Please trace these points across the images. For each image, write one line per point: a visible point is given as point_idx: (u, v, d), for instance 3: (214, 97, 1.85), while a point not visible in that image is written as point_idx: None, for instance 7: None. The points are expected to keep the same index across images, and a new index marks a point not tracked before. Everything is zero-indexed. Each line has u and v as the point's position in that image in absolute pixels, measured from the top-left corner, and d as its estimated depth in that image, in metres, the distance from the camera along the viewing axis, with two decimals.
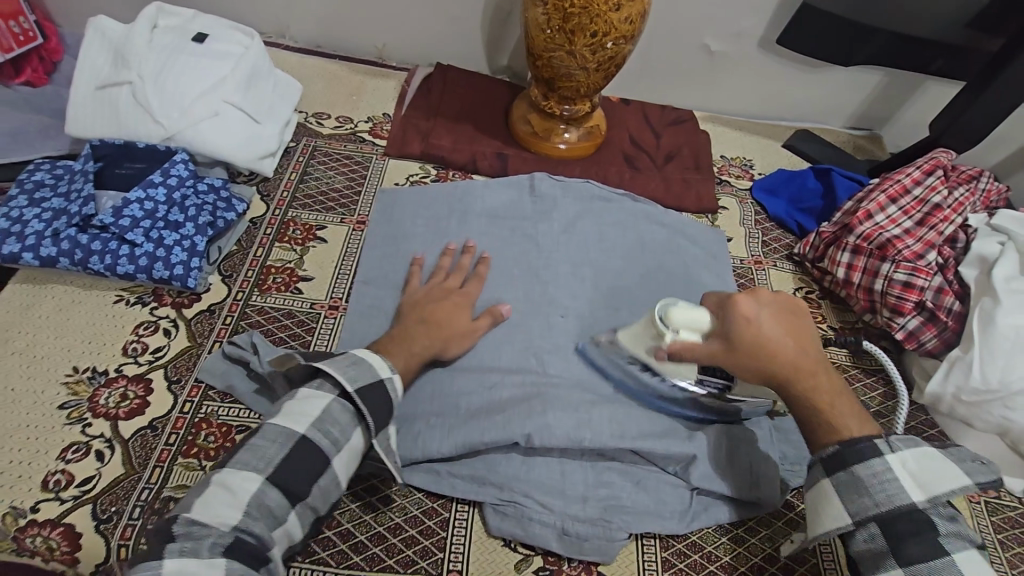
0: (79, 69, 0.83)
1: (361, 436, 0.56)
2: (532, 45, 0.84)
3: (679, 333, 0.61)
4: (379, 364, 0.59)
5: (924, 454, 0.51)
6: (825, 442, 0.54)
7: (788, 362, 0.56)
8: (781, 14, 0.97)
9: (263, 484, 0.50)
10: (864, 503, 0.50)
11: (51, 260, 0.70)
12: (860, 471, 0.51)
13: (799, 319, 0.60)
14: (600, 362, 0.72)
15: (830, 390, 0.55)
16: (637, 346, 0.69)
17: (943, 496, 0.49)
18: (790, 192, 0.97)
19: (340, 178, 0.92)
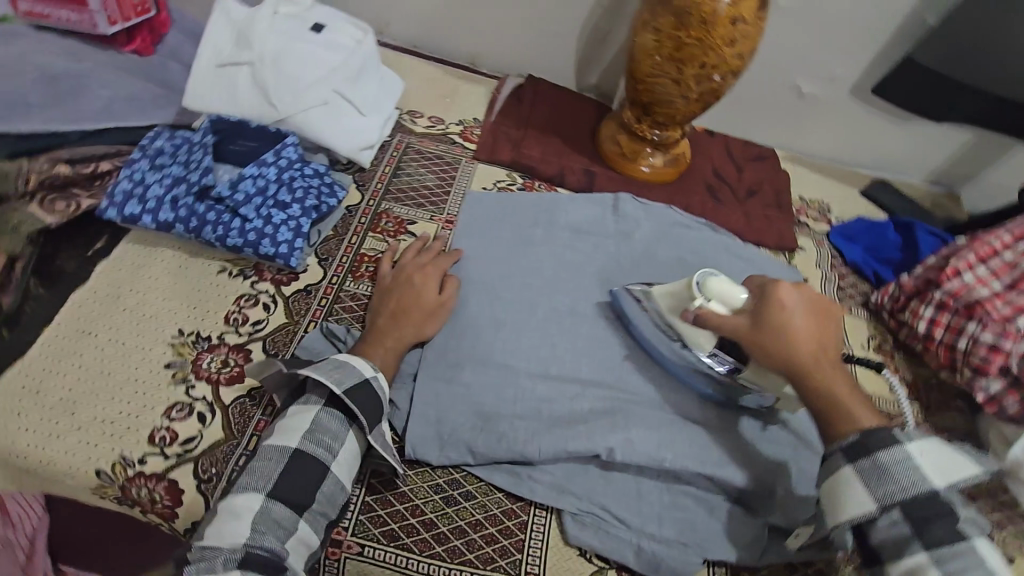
0: (203, 45, 0.86)
1: (355, 438, 0.60)
2: (636, 70, 0.85)
3: (710, 303, 0.65)
4: (361, 365, 0.61)
5: (942, 446, 0.53)
6: (843, 432, 0.55)
7: (805, 349, 0.58)
8: (878, 65, 0.98)
9: (264, 499, 0.54)
10: (887, 488, 0.51)
11: (167, 225, 0.73)
12: (885, 459, 0.52)
13: (831, 317, 0.62)
14: (628, 306, 0.77)
15: (848, 388, 0.57)
16: (668, 303, 0.72)
17: (959, 482, 0.51)
18: (868, 240, 0.98)
19: (431, 176, 0.94)
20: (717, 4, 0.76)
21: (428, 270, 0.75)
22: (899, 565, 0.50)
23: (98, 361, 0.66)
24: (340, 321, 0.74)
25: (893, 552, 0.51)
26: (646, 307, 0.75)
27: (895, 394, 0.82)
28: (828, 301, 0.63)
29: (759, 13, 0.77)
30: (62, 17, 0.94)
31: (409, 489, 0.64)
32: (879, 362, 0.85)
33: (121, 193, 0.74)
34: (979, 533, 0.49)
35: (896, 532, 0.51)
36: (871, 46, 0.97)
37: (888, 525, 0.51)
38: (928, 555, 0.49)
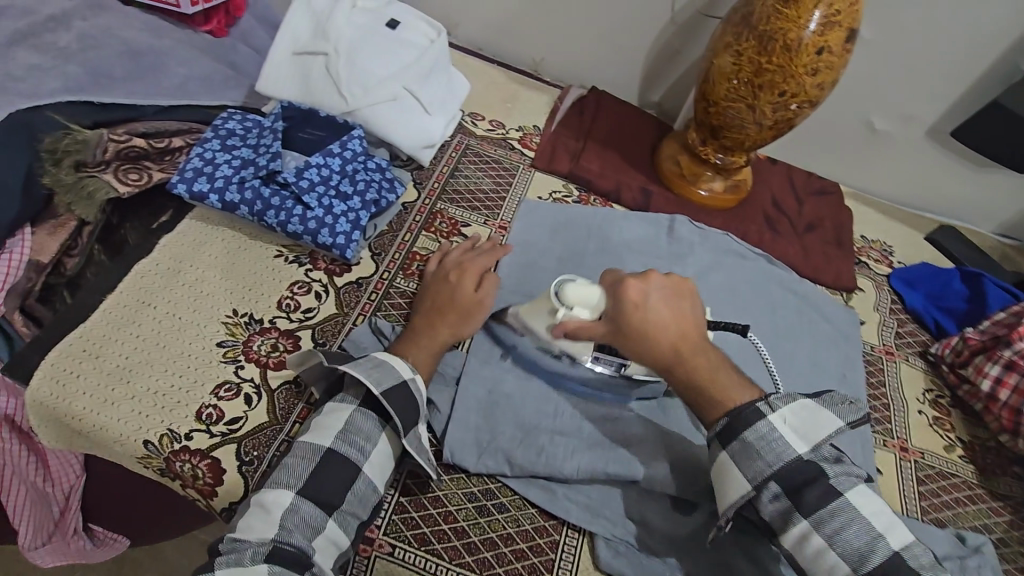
0: (282, 32, 0.88)
1: (388, 439, 0.59)
2: (709, 92, 0.84)
3: (573, 312, 0.67)
4: (399, 366, 0.61)
5: (797, 407, 0.58)
6: (715, 417, 0.59)
7: (665, 345, 0.61)
8: (960, 107, 0.95)
9: (295, 496, 0.53)
10: (758, 467, 0.56)
11: (232, 205, 0.74)
12: (750, 437, 0.57)
13: (687, 302, 0.65)
14: (500, 330, 0.73)
15: (715, 371, 0.61)
16: (534, 320, 0.71)
17: (822, 443, 0.57)
18: (930, 287, 0.94)
19: (487, 180, 0.93)
20: (805, 32, 0.74)
21: (476, 270, 0.73)
22: (789, 535, 0.55)
23: (155, 332, 0.67)
24: (388, 318, 0.74)
25: (781, 525, 0.55)
26: (514, 329, 0.73)
27: (949, 452, 0.79)
28: (677, 283, 0.66)
29: (847, 45, 0.76)
30: None
31: (443, 494, 0.63)
32: (934, 417, 0.82)
33: (191, 170, 0.75)
34: (847, 486, 0.55)
35: (780, 504, 0.56)
36: (954, 89, 0.94)
37: (771, 499, 0.56)
38: (809, 520, 0.54)
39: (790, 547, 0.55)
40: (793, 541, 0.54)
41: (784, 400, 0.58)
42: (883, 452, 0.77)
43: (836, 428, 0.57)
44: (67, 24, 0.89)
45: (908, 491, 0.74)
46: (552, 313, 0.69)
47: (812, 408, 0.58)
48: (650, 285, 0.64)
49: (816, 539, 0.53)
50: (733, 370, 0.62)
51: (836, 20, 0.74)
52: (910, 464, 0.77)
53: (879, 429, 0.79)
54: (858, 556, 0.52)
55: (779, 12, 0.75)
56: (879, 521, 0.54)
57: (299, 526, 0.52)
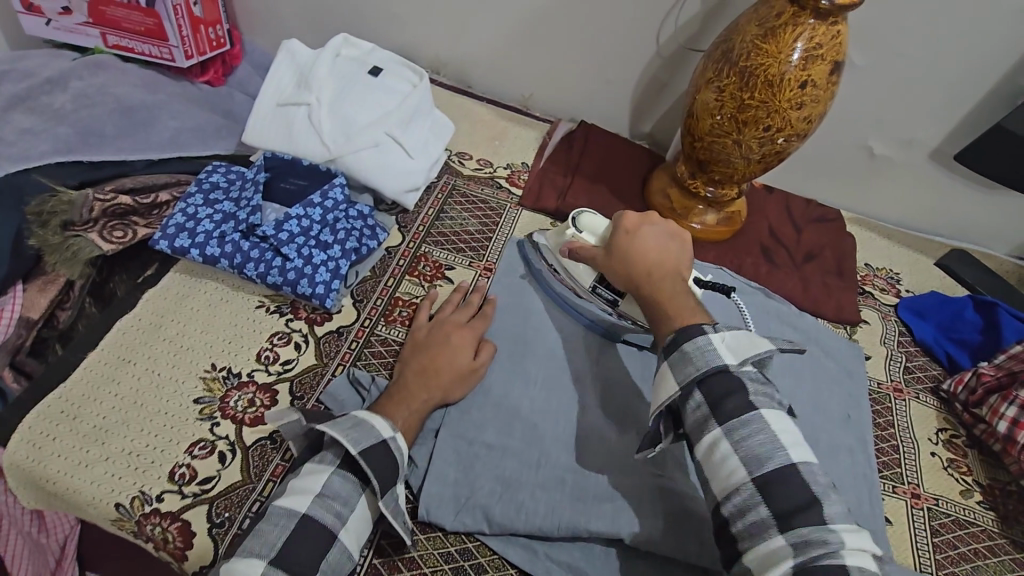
0: (267, 85, 0.90)
1: (366, 503, 0.58)
2: (693, 126, 0.82)
3: (581, 234, 0.77)
4: (381, 424, 0.59)
5: (737, 330, 0.56)
6: (665, 330, 0.60)
7: (639, 262, 0.65)
8: (964, 130, 0.91)
9: (267, 567, 0.51)
10: (688, 372, 0.54)
11: (213, 259, 0.75)
12: (688, 348, 0.55)
13: (677, 238, 0.68)
14: (531, 256, 0.85)
15: (673, 292, 0.62)
16: (555, 242, 0.82)
17: (750, 360, 0.55)
18: (941, 317, 0.89)
19: (473, 221, 0.92)
20: (786, 66, 0.72)
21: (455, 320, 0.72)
22: (703, 445, 0.53)
23: (133, 391, 0.67)
24: (368, 367, 0.73)
25: (696, 431, 0.53)
26: (542, 254, 0.84)
27: (966, 498, 0.74)
28: (679, 229, 0.70)
29: (832, 78, 0.73)
30: (145, 51, 1.00)
31: (418, 555, 0.61)
32: (948, 459, 0.77)
33: (173, 226, 0.76)
34: (763, 404, 0.53)
35: (701, 413, 0.54)
36: (957, 112, 0.90)
37: (694, 409, 0.54)
38: (721, 428, 0.52)
39: (701, 456, 0.53)
40: (703, 451, 0.53)
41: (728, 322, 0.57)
42: (893, 499, 0.72)
43: (767, 351, 0.55)
44: (64, 85, 0.93)
45: (921, 542, 0.69)
46: (565, 234, 0.80)
47: (751, 334, 0.56)
48: (649, 222, 0.69)
49: (725, 447, 0.51)
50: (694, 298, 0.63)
51: (818, 53, 0.71)
52: (923, 511, 0.72)
53: (887, 473, 0.75)
54: (757, 463, 0.50)
55: (759, 47, 0.73)
56: (785, 436, 0.51)
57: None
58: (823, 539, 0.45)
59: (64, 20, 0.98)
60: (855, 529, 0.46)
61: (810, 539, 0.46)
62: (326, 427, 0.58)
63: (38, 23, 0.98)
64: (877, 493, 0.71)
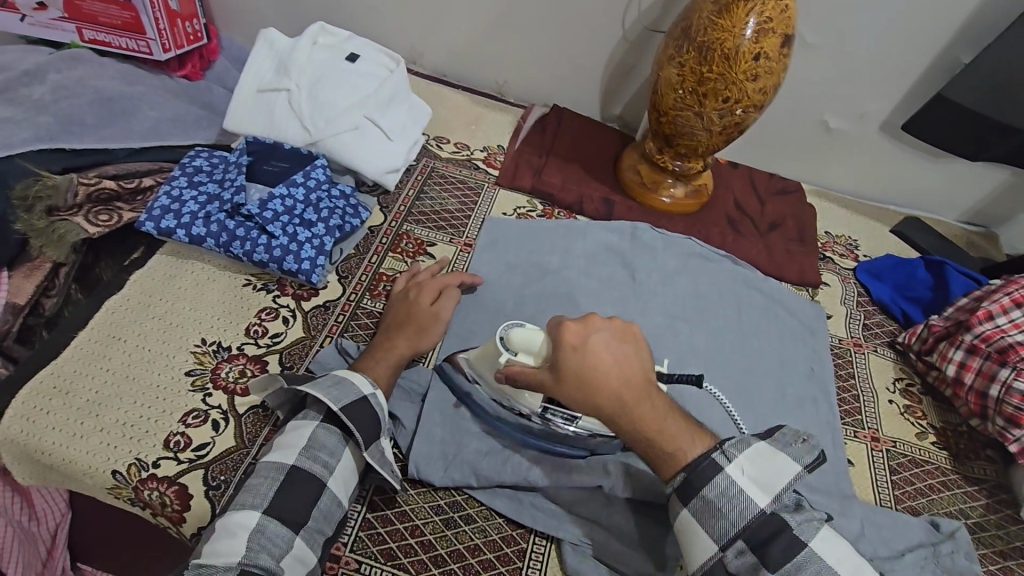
0: (246, 73, 0.92)
1: (352, 453, 0.60)
2: (659, 102, 0.86)
3: (517, 358, 0.62)
4: (360, 381, 0.62)
5: (756, 458, 0.56)
6: (671, 471, 0.56)
7: (611, 394, 0.55)
8: (908, 102, 0.97)
9: (261, 516, 0.53)
10: (722, 526, 0.54)
11: (199, 238, 0.77)
12: (711, 495, 0.54)
13: (627, 342, 0.59)
14: (459, 381, 0.71)
15: (663, 420, 0.56)
16: (485, 369, 0.67)
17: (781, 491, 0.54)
18: (896, 278, 0.95)
19: (453, 201, 0.95)
20: (740, 40, 0.77)
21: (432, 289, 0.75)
22: None
23: (125, 366, 0.69)
24: (355, 338, 0.76)
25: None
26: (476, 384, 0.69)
27: (922, 440, 0.79)
28: (625, 326, 0.60)
29: (783, 50, 0.78)
30: (122, 45, 1.01)
31: (409, 509, 0.64)
32: (905, 405, 0.82)
33: (159, 208, 0.78)
34: (812, 535, 0.53)
35: (747, 560, 0.53)
36: (902, 85, 0.96)
37: (737, 557, 0.53)
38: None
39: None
40: None
41: (745, 452, 0.56)
42: (855, 443, 0.77)
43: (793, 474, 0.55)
44: (42, 78, 0.94)
45: (881, 482, 0.74)
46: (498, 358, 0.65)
47: (771, 456, 0.56)
48: (593, 330, 0.58)
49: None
50: (674, 411, 0.58)
51: (769, 27, 0.76)
52: (882, 453, 0.77)
53: (849, 420, 0.80)
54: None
55: (715, 23, 0.77)
56: (844, 568, 0.51)
57: (264, 547, 0.52)
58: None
59: (38, 15, 0.98)
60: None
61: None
62: (308, 387, 0.61)
63: (12, 19, 0.97)
64: (840, 439, 0.76)
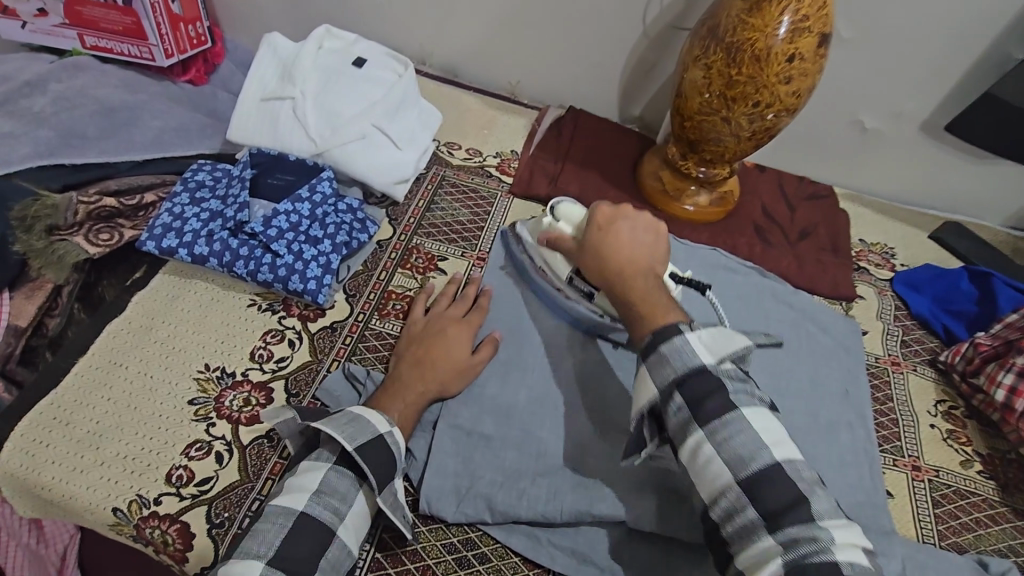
0: (249, 80, 0.89)
1: (365, 498, 0.57)
2: (683, 107, 0.81)
3: (558, 223, 0.77)
4: (377, 420, 0.59)
5: (713, 328, 0.55)
6: (641, 331, 0.58)
7: (614, 261, 0.65)
8: (952, 101, 0.90)
9: (264, 568, 0.49)
10: (665, 374, 0.53)
11: (202, 258, 0.74)
12: (665, 349, 0.54)
13: (651, 236, 0.68)
14: (512, 246, 0.83)
15: (651, 291, 0.61)
16: (534, 234, 0.80)
17: (730, 359, 0.53)
18: (936, 290, 0.89)
19: (464, 211, 0.91)
20: (774, 40, 0.71)
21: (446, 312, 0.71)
22: (685, 450, 0.51)
23: (126, 394, 0.66)
24: (363, 362, 0.72)
25: (679, 436, 0.52)
26: (525, 247, 0.81)
27: (967, 469, 0.74)
28: (655, 222, 0.70)
29: (819, 50, 0.72)
30: (124, 51, 0.98)
31: (421, 548, 0.60)
32: (948, 430, 0.77)
33: (160, 226, 0.75)
34: (744, 402, 0.51)
35: (682, 417, 0.52)
36: (945, 84, 0.89)
37: (676, 411, 0.52)
38: (704, 430, 0.50)
39: (685, 459, 0.51)
40: (687, 456, 0.51)
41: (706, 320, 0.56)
42: (893, 472, 0.73)
43: (746, 348, 0.54)
44: (43, 88, 0.91)
45: (923, 514, 0.69)
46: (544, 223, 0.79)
47: (729, 330, 0.55)
48: (622, 216, 0.70)
49: (708, 449, 0.49)
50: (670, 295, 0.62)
51: (806, 25, 0.70)
52: (924, 484, 0.72)
53: (888, 447, 0.75)
54: (740, 463, 0.48)
55: (746, 21, 0.72)
56: (768, 435, 0.49)
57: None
58: (813, 536, 0.44)
59: (40, 22, 0.96)
60: (844, 523, 0.45)
61: (800, 539, 0.44)
62: (321, 424, 0.58)
63: (14, 26, 0.96)
64: (878, 468, 0.71)
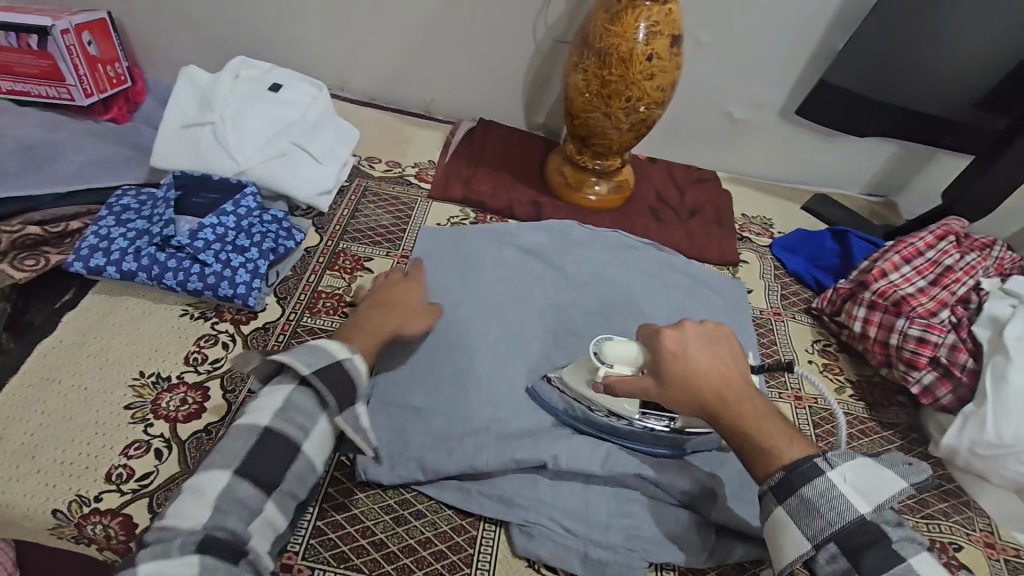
0: (169, 110, 0.94)
1: (326, 421, 0.61)
2: (571, 107, 0.92)
3: (613, 367, 0.66)
4: (334, 349, 0.62)
5: (855, 463, 0.55)
6: (768, 470, 0.56)
7: (710, 389, 0.60)
8: (798, 89, 1.06)
9: (233, 476, 0.53)
10: (818, 524, 0.52)
11: (131, 274, 0.78)
12: (808, 493, 0.53)
13: (725, 346, 0.64)
14: (558, 401, 0.73)
15: (770, 423, 0.58)
16: (579, 384, 0.72)
17: (887, 504, 0.52)
18: (810, 249, 1.02)
19: (387, 216, 0.99)
20: (634, 43, 0.83)
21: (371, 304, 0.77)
22: None
23: (60, 405, 0.69)
24: None
25: None
26: (571, 403, 0.72)
27: (840, 394, 0.85)
28: (714, 327, 0.65)
29: (673, 50, 0.85)
30: (42, 93, 1.01)
31: (359, 511, 0.65)
32: (823, 364, 0.88)
33: (87, 248, 0.79)
34: (910, 552, 0.50)
35: (837, 565, 0.52)
36: (790, 74, 1.04)
37: (829, 560, 0.52)
38: None
39: None
40: None
41: (844, 456, 0.55)
42: (780, 403, 0.82)
43: (901, 489, 0.53)
44: None
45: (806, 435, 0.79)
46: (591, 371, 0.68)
47: (874, 466, 0.54)
48: (690, 334, 0.64)
49: None
50: (778, 416, 0.60)
51: (658, 30, 0.83)
52: (804, 410, 0.82)
53: (773, 384, 0.85)
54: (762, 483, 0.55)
55: (609, 30, 0.83)
56: None
57: (235, 509, 0.52)
58: None
59: None
60: None
61: None
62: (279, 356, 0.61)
63: None
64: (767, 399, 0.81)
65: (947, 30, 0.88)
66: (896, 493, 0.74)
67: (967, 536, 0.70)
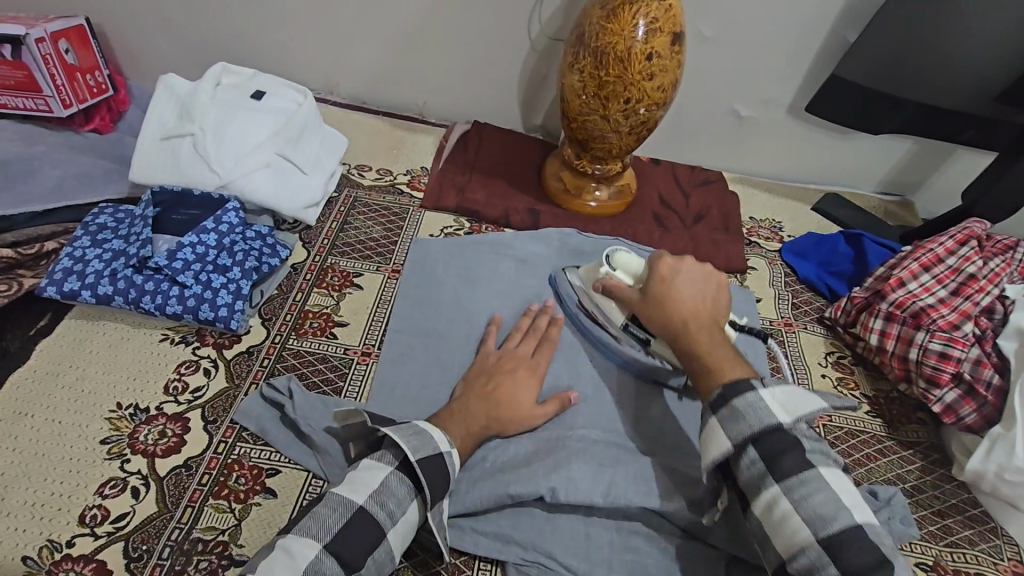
0: (147, 121, 0.90)
1: (416, 508, 0.56)
2: (567, 109, 0.87)
3: (616, 272, 0.77)
4: (439, 437, 0.59)
5: (786, 386, 0.55)
6: (708, 387, 0.58)
7: (680, 310, 0.66)
8: (808, 84, 1.00)
9: (321, 549, 0.50)
10: (741, 428, 0.52)
11: (106, 297, 0.74)
12: (739, 403, 0.54)
13: (715, 290, 0.70)
14: (564, 290, 0.84)
15: (721, 348, 0.61)
16: (589, 278, 0.82)
17: (805, 419, 0.53)
18: (820, 255, 0.97)
19: (378, 228, 0.94)
20: (632, 41, 0.78)
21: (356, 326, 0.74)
22: (759, 500, 0.51)
23: (32, 442, 0.65)
24: None
25: (753, 489, 0.51)
26: (576, 290, 0.83)
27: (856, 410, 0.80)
28: (713, 276, 0.71)
29: (674, 48, 0.80)
30: (19, 105, 0.98)
31: None
32: (837, 378, 0.84)
33: (61, 271, 0.75)
34: (821, 463, 0.51)
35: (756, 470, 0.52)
36: (800, 68, 0.99)
37: (748, 466, 0.52)
38: (780, 486, 0.49)
39: (759, 512, 0.51)
40: (762, 508, 0.50)
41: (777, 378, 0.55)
42: None
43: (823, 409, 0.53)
44: None
45: None
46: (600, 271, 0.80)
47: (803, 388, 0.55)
48: (684, 268, 0.71)
49: (785, 506, 0.49)
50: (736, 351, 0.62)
51: (657, 27, 0.78)
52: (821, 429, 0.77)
53: None
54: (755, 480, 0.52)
55: (605, 27, 0.78)
56: (848, 497, 0.49)
57: None
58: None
59: None
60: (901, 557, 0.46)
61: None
62: (389, 428, 0.58)
63: None
64: None
65: (967, 20, 0.82)
66: (918, 521, 0.69)
67: (995, 566, 0.66)
